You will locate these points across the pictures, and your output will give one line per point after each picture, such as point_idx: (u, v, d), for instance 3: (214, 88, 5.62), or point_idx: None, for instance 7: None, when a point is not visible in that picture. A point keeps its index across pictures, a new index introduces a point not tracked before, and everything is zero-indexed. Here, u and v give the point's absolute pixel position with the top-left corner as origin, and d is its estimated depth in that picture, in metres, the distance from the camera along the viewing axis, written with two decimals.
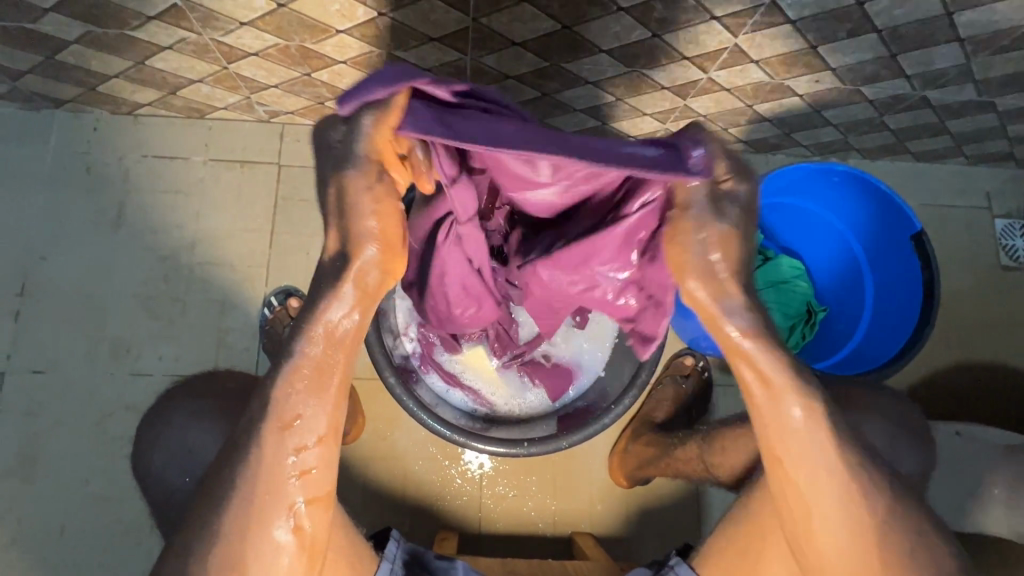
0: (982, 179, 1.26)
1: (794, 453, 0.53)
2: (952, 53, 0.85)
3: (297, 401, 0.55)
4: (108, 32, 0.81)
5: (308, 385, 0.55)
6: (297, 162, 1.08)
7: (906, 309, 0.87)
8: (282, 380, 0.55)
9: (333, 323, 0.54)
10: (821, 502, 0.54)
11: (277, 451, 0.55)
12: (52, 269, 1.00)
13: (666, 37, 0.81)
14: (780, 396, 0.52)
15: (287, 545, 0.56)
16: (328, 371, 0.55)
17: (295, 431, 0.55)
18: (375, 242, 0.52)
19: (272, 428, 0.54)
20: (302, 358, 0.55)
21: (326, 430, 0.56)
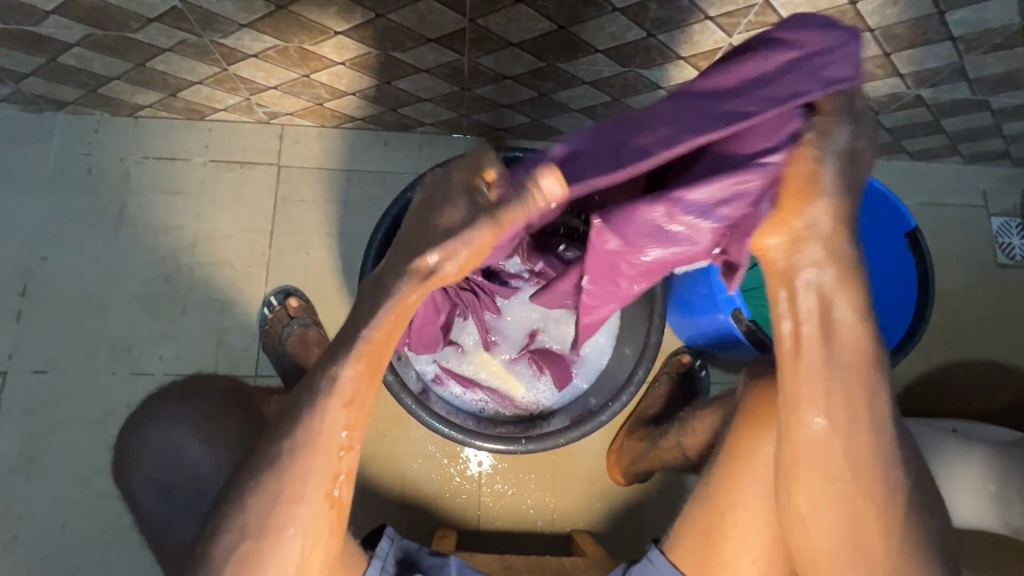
0: (978, 177, 1.27)
1: (831, 399, 0.53)
2: (945, 52, 0.86)
3: (346, 380, 0.54)
4: (110, 35, 0.82)
5: (366, 367, 0.55)
6: (296, 163, 1.09)
7: (902, 303, 0.87)
8: (347, 358, 0.54)
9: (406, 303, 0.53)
10: (833, 457, 0.55)
11: (330, 426, 0.55)
12: (54, 270, 1.01)
13: (661, 37, 0.82)
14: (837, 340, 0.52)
15: (327, 510, 0.58)
16: (382, 360, 0.56)
17: (353, 407, 0.56)
18: (458, 265, 0.51)
19: (335, 405, 0.55)
20: (362, 342, 0.54)
21: (366, 413, 0.58)
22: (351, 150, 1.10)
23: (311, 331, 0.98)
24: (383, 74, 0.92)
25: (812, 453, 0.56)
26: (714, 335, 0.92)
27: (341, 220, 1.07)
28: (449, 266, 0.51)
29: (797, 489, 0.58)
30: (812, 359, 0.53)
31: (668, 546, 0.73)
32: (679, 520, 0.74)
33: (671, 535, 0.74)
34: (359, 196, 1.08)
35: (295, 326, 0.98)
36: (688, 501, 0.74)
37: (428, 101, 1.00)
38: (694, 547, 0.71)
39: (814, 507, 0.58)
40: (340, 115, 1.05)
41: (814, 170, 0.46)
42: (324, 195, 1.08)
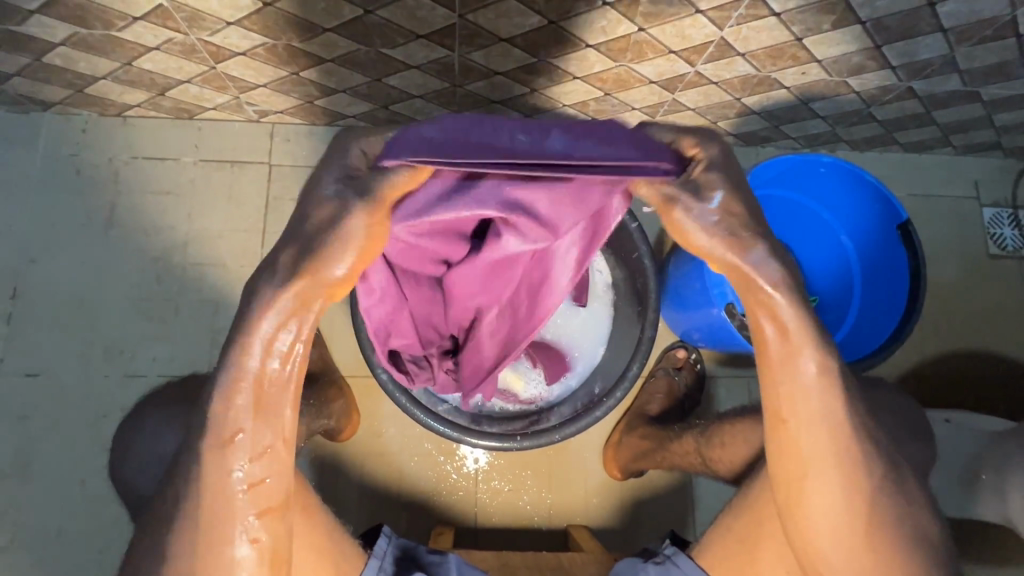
0: (969, 168, 1.27)
1: (802, 409, 0.54)
2: (936, 43, 0.86)
3: (235, 413, 0.50)
4: (94, 33, 0.81)
5: (252, 403, 0.50)
6: (288, 162, 1.08)
7: (893, 298, 0.87)
8: (221, 392, 0.50)
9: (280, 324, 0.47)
10: (821, 468, 0.55)
11: (224, 464, 0.51)
12: (43, 272, 1.00)
13: (653, 31, 0.82)
14: (799, 351, 0.52)
15: (245, 557, 0.53)
16: (266, 383, 0.50)
17: (240, 442, 0.51)
18: (346, 262, 0.46)
19: (215, 442, 0.51)
20: (243, 368, 0.49)
21: (264, 445, 0.51)
22: None
23: None
24: (373, 71, 0.91)
25: (809, 463, 0.55)
26: (708, 330, 0.92)
27: None
28: (348, 267, 0.46)
29: (796, 509, 0.57)
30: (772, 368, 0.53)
31: (696, 552, 0.75)
32: (703, 538, 0.76)
33: (700, 544, 0.76)
34: None
35: None
36: (712, 523, 0.76)
37: (420, 98, 1.00)
38: (717, 563, 0.72)
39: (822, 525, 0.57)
40: (331, 112, 1.05)
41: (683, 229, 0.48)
42: None
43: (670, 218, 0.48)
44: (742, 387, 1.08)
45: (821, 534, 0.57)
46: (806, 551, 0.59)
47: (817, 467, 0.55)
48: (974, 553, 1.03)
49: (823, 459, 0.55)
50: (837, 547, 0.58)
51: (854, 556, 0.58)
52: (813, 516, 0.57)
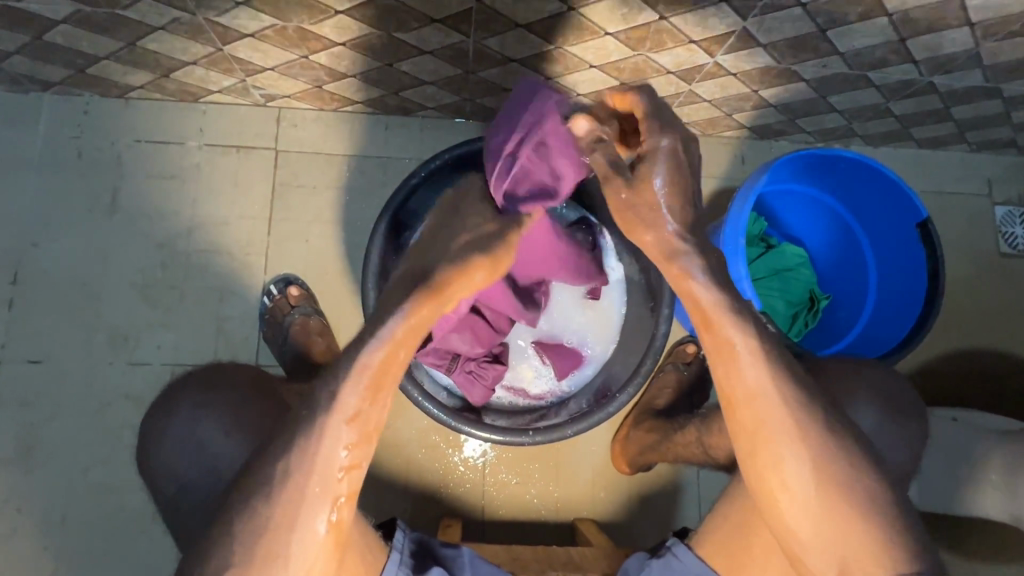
0: (983, 165, 1.26)
1: (742, 385, 0.55)
2: (961, 38, 0.84)
3: (353, 392, 0.52)
4: (99, 12, 0.79)
5: (370, 385, 0.53)
6: (294, 147, 1.05)
7: (910, 294, 0.86)
8: (350, 372, 0.53)
9: (414, 317, 0.55)
10: (776, 445, 0.55)
11: (329, 446, 0.52)
12: (45, 257, 0.98)
13: (674, 19, 0.80)
14: (728, 327, 0.54)
15: (323, 537, 0.53)
16: (393, 366, 0.54)
17: (354, 424, 0.53)
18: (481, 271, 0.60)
19: (336, 420, 0.52)
20: (370, 351, 0.53)
21: (373, 429, 0.54)
22: (350, 134, 1.07)
23: (312, 320, 0.96)
24: (384, 56, 0.89)
25: (762, 441, 0.55)
26: None
27: (342, 207, 1.05)
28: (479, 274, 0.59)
29: (765, 492, 0.57)
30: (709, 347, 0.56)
31: (696, 543, 0.75)
32: (702, 529, 0.75)
33: (699, 536, 0.75)
34: (360, 182, 1.06)
35: (296, 315, 0.96)
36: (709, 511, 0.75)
37: (431, 85, 0.98)
38: (719, 553, 0.72)
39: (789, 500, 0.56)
40: (340, 97, 1.02)
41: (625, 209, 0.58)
42: (324, 181, 1.05)
43: (613, 186, 0.58)
44: None
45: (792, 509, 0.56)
46: (792, 539, 0.57)
47: (771, 444, 0.55)
48: (974, 549, 1.04)
49: (774, 435, 0.55)
50: (816, 531, 0.56)
51: (840, 539, 0.55)
52: (782, 496, 0.56)
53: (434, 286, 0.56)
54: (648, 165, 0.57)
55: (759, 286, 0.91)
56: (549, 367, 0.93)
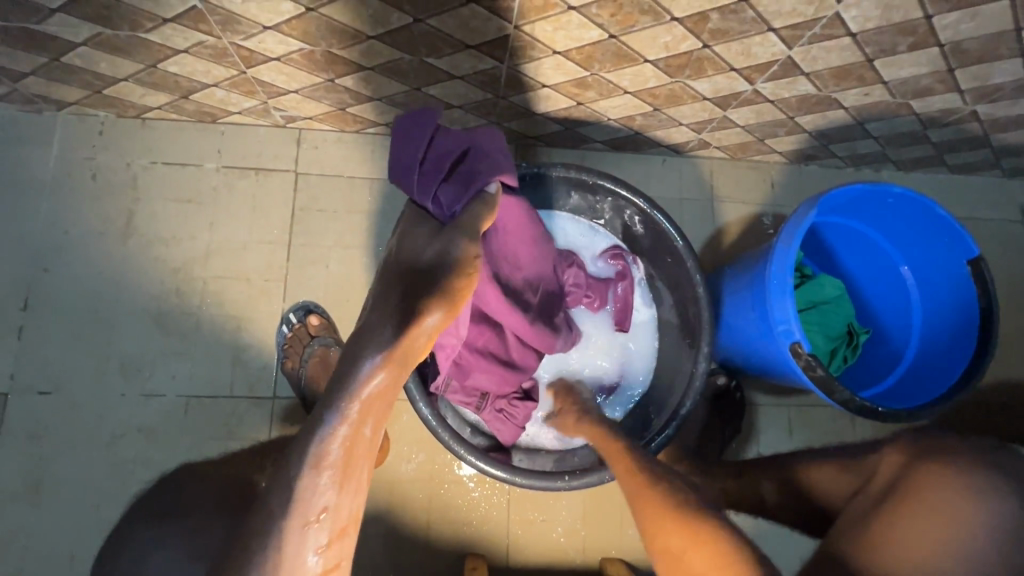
0: (1015, 192, 1.24)
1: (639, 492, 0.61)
2: (1012, 68, 0.81)
3: (316, 490, 0.45)
4: (120, 34, 0.75)
5: (334, 475, 0.46)
6: (314, 170, 1.02)
7: (958, 335, 0.81)
8: (307, 465, 0.45)
9: (372, 390, 0.46)
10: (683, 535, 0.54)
11: (296, 551, 0.45)
12: (57, 283, 0.95)
13: (718, 48, 0.77)
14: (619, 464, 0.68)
15: None
16: (359, 450, 0.46)
17: (320, 521, 0.45)
18: (439, 310, 0.48)
19: (295, 526, 0.45)
20: (326, 441, 0.45)
21: (347, 524, 0.46)
22: (373, 156, 1.03)
23: (333, 351, 0.93)
24: (412, 81, 0.86)
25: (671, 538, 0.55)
26: (760, 364, 0.89)
27: (363, 232, 1.01)
28: (439, 317, 0.48)
29: None
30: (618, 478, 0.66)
31: None
32: None
33: None
34: (382, 205, 1.02)
35: (316, 345, 0.93)
36: None
37: (458, 109, 0.95)
38: None
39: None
40: (363, 120, 0.99)
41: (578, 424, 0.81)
42: (345, 205, 1.02)
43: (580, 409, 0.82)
44: (783, 417, 1.05)
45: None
46: None
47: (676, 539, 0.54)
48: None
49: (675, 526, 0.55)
50: None
51: None
52: None
53: (454, 296, 0.49)
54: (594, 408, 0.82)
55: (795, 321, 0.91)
56: None
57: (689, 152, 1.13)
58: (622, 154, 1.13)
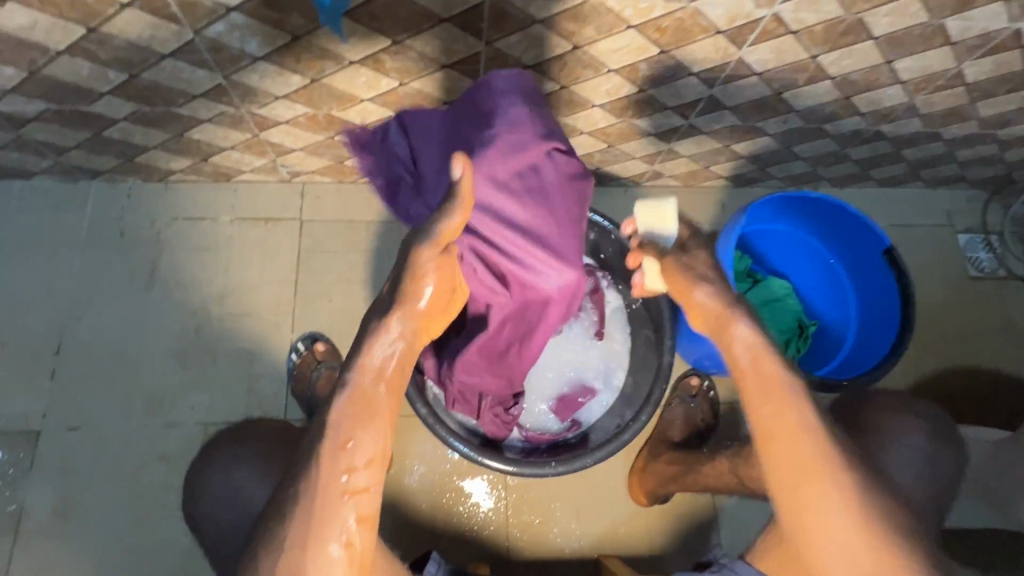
0: (941, 200, 1.40)
1: (788, 425, 0.58)
2: (897, 93, 0.98)
3: (342, 421, 0.59)
4: (156, 110, 0.91)
5: (358, 411, 0.60)
6: (317, 217, 1.16)
7: (885, 314, 0.95)
8: (335, 403, 0.60)
9: (383, 348, 0.62)
10: (814, 485, 0.56)
11: (331, 470, 0.58)
12: (87, 328, 1.05)
13: (651, 91, 0.93)
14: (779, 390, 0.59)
15: (337, 557, 0.57)
16: (376, 396, 0.61)
17: (350, 451, 0.59)
18: (432, 277, 0.63)
19: (329, 448, 0.58)
20: (352, 385, 0.61)
21: (372, 457, 0.59)
22: (368, 202, 1.18)
23: (339, 373, 1.02)
24: None
25: (814, 484, 0.56)
26: (720, 357, 1.00)
27: (361, 267, 1.14)
28: (428, 288, 0.63)
29: (806, 533, 0.57)
30: (753, 391, 0.60)
31: (753, 559, 0.80)
32: (757, 546, 0.81)
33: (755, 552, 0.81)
34: (378, 243, 1.16)
35: (323, 368, 1.03)
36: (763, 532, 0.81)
37: None
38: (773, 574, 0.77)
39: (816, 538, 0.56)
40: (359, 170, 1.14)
41: (672, 275, 0.70)
42: (345, 245, 1.15)
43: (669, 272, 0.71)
44: None
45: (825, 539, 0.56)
46: None
47: (813, 483, 0.56)
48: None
49: (819, 476, 0.56)
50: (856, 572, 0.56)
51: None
52: (823, 539, 0.56)
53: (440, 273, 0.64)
54: (695, 257, 0.70)
55: None
56: (557, 407, 1.02)
57: (646, 182, 1.28)
58: None
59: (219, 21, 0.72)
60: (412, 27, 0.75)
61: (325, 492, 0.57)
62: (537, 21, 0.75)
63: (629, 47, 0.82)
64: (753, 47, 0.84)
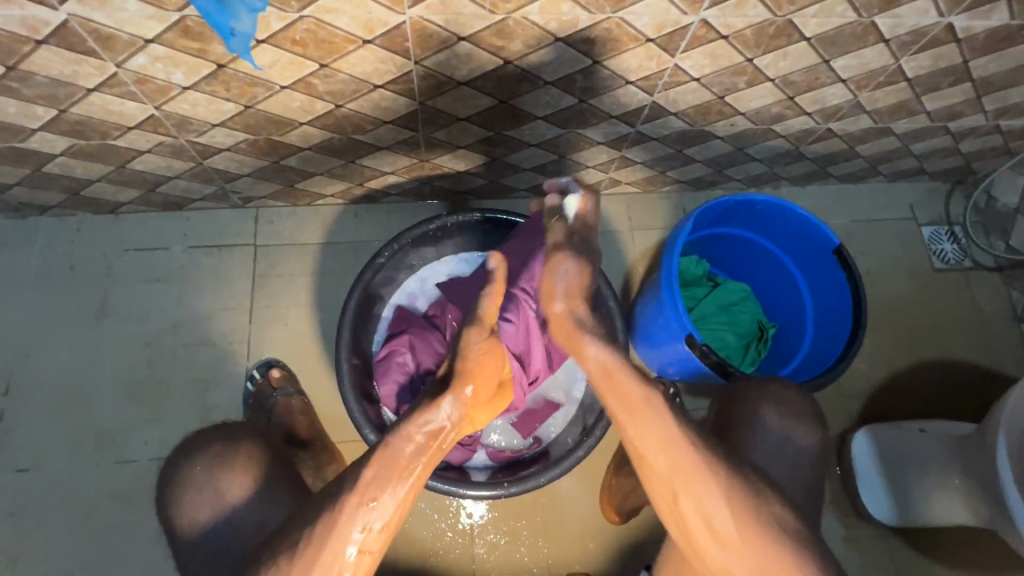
0: (903, 193, 1.39)
1: (638, 420, 0.64)
2: (840, 91, 0.98)
3: (380, 480, 0.59)
4: (92, 144, 0.90)
5: (398, 471, 0.60)
6: (271, 241, 1.15)
7: (840, 313, 0.93)
8: (372, 459, 0.60)
9: (438, 421, 0.64)
10: (679, 475, 0.62)
11: (347, 521, 0.58)
12: (37, 366, 1.04)
13: (592, 101, 0.93)
14: (624, 379, 0.67)
15: None
16: (422, 461, 0.62)
17: (371, 511, 0.58)
18: (471, 382, 0.68)
19: (353, 500, 0.58)
20: (396, 445, 0.61)
21: (392, 521, 0.59)
22: (322, 224, 1.17)
23: (294, 401, 1.02)
24: (347, 155, 1.01)
25: (675, 481, 0.62)
26: (679, 364, 0.99)
27: (317, 291, 1.13)
28: (468, 389, 0.67)
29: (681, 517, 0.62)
30: (611, 392, 0.68)
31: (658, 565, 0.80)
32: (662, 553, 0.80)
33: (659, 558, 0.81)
34: (333, 265, 1.15)
35: (279, 397, 1.02)
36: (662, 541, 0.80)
37: (392, 174, 1.10)
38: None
39: (679, 500, 0.62)
40: (312, 193, 1.13)
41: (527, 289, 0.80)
42: (300, 268, 1.14)
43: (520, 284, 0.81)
44: None
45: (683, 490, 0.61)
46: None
47: (672, 476, 0.62)
48: (935, 555, 1.10)
49: (676, 468, 0.62)
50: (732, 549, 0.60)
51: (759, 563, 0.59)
52: (699, 521, 0.61)
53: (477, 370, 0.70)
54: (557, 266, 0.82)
55: (708, 321, 1.01)
56: (517, 425, 1.01)
57: (604, 191, 1.28)
58: None
59: (140, 54, 0.72)
60: (336, 51, 0.74)
61: (330, 537, 0.57)
62: (463, 38, 0.74)
63: (561, 59, 0.81)
64: (686, 53, 0.83)
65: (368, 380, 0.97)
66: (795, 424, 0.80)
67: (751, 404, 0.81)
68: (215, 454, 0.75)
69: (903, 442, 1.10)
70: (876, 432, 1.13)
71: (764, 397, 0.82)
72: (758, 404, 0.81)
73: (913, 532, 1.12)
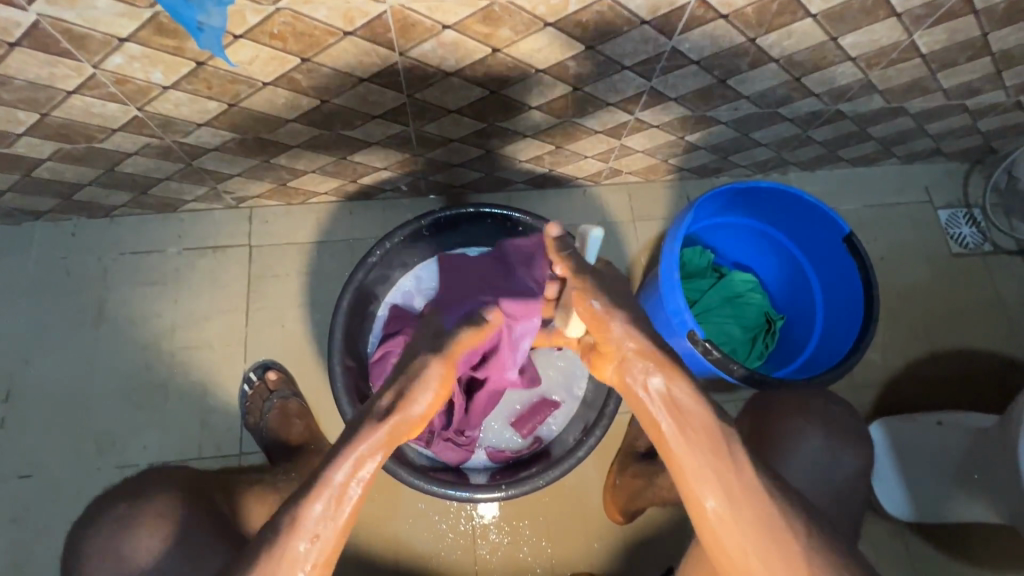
0: (918, 174, 1.34)
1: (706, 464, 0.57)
2: (849, 70, 0.93)
3: (315, 516, 0.56)
4: (79, 147, 0.89)
5: (331, 502, 0.56)
6: (266, 242, 1.13)
7: (852, 304, 0.89)
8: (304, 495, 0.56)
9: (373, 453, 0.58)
10: (742, 525, 0.57)
11: (289, 565, 0.55)
12: (38, 372, 1.04)
13: (587, 89, 0.89)
14: (689, 417, 0.57)
15: None
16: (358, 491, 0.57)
17: (312, 548, 0.56)
18: (421, 405, 0.59)
19: (288, 543, 0.55)
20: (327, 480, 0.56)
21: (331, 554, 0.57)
22: (316, 223, 1.15)
23: (291, 403, 1.01)
24: (337, 151, 0.99)
25: (734, 528, 0.57)
26: (685, 359, 0.95)
27: (312, 290, 1.11)
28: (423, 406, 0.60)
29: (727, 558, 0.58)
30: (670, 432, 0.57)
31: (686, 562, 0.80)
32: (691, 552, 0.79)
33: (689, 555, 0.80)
34: (329, 264, 1.13)
35: (275, 400, 1.01)
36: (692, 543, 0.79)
37: (385, 170, 1.07)
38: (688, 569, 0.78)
39: (725, 518, 0.57)
40: (305, 191, 1.11)
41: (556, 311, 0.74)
42: (295, 268, 1.12)
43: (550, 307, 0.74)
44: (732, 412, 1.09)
45: (722, 520, 0.57)
46: None
47: (735, 526, 0.57)
48: (952, 550, 1.07)
49: (741, 516, 0.57)
50: None
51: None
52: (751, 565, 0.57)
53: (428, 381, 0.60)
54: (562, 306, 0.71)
55: (713, 313, 0.98)
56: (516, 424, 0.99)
57: (605, 181, 1.24)
58: (545, 190, 1.24)
59: (116, 54, 0.70)
60: (317, 43, 0.71)
61: None
62: (448, 26, 0.71)
63: (553, 44, 0.77)
64: (684, 35, 0.79)
65: (363, 382, 0.95)
66: (841, 447, 0.81)
67: (796, 418, 0.82)
68: (114, 516, 0.74)
69: (914, 436, 1.07)
70: (892, 426, 1.09)
71: (812, 415, 0.82)
72: (802, 422, 0.81)
73: (930, 528, 1.08)
